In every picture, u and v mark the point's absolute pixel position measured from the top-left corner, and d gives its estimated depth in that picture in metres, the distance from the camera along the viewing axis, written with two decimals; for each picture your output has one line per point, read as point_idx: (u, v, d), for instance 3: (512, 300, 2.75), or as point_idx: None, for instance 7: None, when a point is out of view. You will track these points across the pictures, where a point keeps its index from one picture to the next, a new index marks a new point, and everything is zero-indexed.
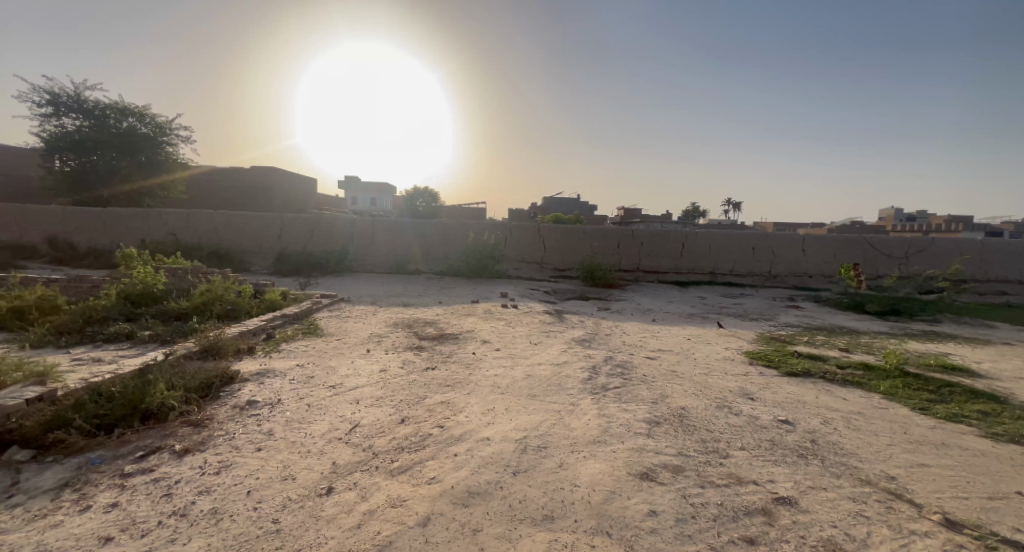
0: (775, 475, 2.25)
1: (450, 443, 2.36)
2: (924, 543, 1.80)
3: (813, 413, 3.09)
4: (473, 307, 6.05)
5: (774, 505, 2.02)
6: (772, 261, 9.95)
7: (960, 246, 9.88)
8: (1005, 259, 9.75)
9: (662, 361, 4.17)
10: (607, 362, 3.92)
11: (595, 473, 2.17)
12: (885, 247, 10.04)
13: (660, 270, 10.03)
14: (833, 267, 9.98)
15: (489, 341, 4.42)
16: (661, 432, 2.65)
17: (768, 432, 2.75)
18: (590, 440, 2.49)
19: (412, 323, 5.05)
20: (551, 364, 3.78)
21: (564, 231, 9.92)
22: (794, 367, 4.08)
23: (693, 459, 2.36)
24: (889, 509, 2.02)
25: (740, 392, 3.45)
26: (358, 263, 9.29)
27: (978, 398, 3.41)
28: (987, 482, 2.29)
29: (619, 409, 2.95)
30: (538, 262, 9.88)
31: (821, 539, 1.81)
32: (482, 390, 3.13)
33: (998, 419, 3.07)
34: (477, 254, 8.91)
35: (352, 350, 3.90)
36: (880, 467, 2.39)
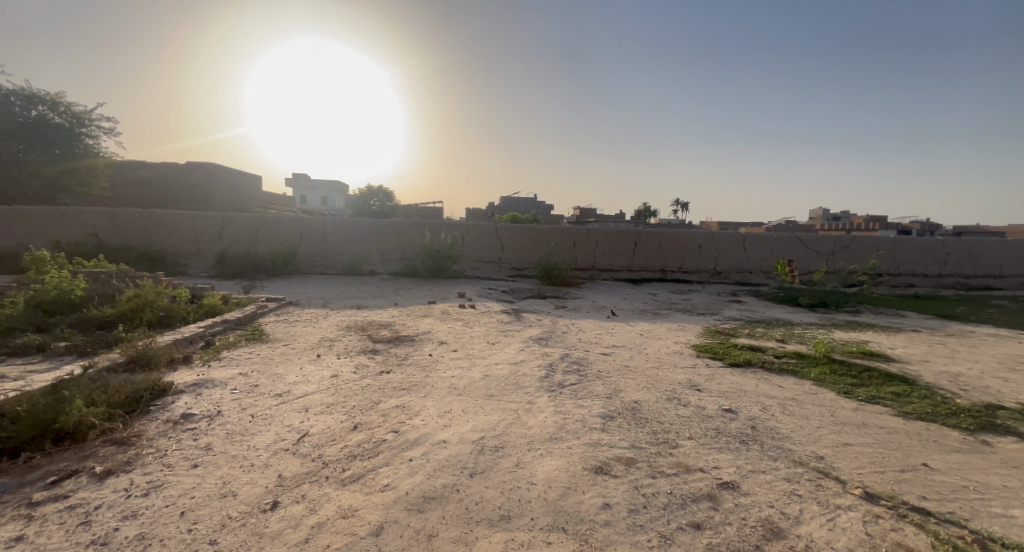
0: (719, 462, 2.37)
1: (405, 448, 2.31)
2: (848, 516, 1.96)
3: (754, 401, 3.29)
4: (430, 308, 5.95)
5: (719, 490, 2.13)
6: (716, 259, 10.52)
7: (876, 244, 10.89)
8: (913, 254, 10.84)
9: (615, 356, 4.30)
10: (563, 359, 3.99)
11: (552, 470, 2.19)
12: (814, 244, 10.88)
13: (614, 268, 10.32)
14: (770, 263, 10.68)
15: (446, 342, 4.37)
16: (615, 426, 2.72)
17: (713, 421, 2.90)
18: (546, 437, 2.52)
19: (366, 326, 4.90)
20: (509, 363, 3.80)
21: (521, 230, 9.99)
22: (736, 358, 4.33)
23: (644, 451, 2.44)
24: (819, 487, 2.18)
25: (689, 384, 3.61)
26: (308, 265, 8.89)
27: (893, 380, 3.76)
28: (900, 456, 2.53)
29: (575, 405, 3.00)
30: (496, 262, 9.87)
31: (759, 519, 1.93)
32: (439, 392, 3.09)
33: (910, 398, 3.40)
34: (434, 253, 8.77)
35: (301, 355, 3.73)
36: (811, 448, 2.58)
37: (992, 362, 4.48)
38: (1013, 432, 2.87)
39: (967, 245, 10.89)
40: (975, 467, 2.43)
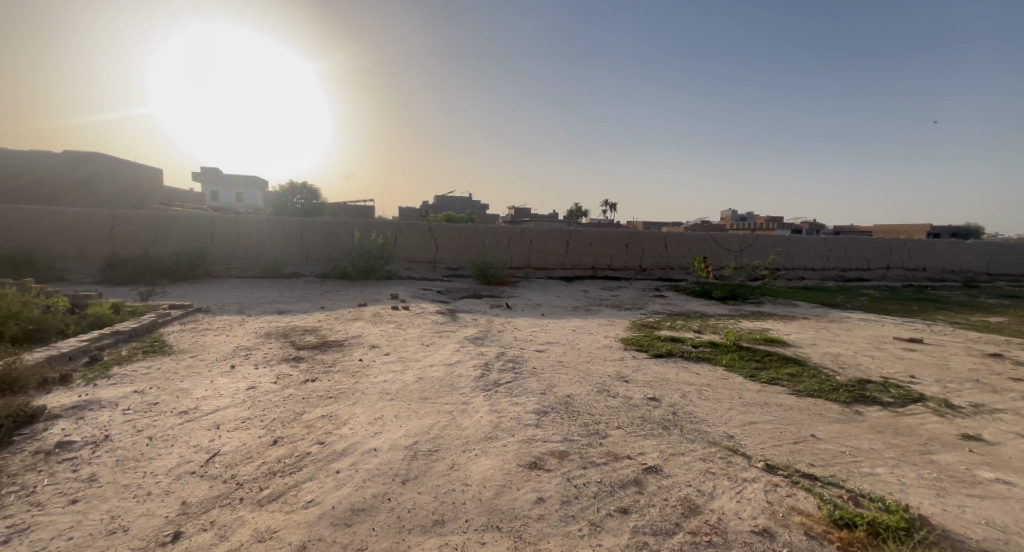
0: (645, 448, 2.51)
1: (332, 460, 2.19)
2: (753, 487, 2.17)
3: (675, 389, 3.52)
4: (361, 311, 5.69)
5: (644, 475, 2.25)
6: (641, 256, 11.16)
7: (775, 241, 12.17)
8: (803, 251, 12.26)
9: (549, 353, 4.39)
10: (499, 358, 4.00)
11: (486, 470, 2.19)
12: (724, 242, 11.92)
13: (547, 266, 10.55)
14: (688, 259, 11.54)
15: (378, 346, 4.21)
16: (549, 421, 2.78)
17: (639, 410, 3.06)
18: (481, 438, 2.51)
19: (289, 332, 4.57)
20: (443, 364, 3.74)
21: (456, 230, 9.89)
22: (659, 349, 4.63)
23: (576, 443, 2.52)
24: (730, 463, 2.39)
25: (617, 376, 3.79)
26: (220, 268, 8.11)
27: (788, 362, 4.23)
28: (795, 430, 2.84)
29: (509, 403, 3.02)
30: (430, 262, 9.66)
31: (680, 499, 2.07)
32: (369, 398, 2.96)
33: (802, 378, 3.84)
34: (364, 253, 8.39)
35: (211, 367, 3.40)
36: (723, 429, 2.82)
37: (865, 343, 5.19)
38: (878, 402, 3.35)
39: (845, 242, 12.55)
40: (852, 434, 2.80)
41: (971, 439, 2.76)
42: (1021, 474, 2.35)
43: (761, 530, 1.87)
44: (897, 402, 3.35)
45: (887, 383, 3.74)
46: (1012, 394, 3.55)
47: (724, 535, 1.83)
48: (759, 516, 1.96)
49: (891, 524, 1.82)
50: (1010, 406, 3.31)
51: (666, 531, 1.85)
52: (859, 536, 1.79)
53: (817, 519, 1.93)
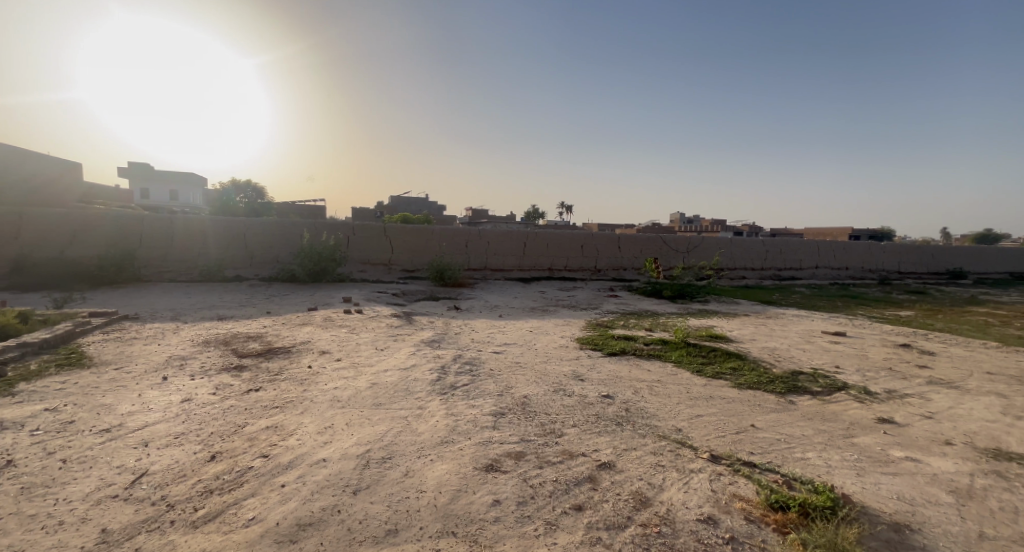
0: (599, 445, 2.57)
1: (276, 474, 2.07)
2: (699, 477, 2.27)
3: (627, 386, 3.62)
4: (310, 316, 5.44)
5: (598, 471, 2.30)
6: (596, 257, 11.44)
7: (719, 243, 12.86)
8: (744, 252, 13.04)
9: (506, 354, 4.40)
10: (455, 361, 3.96)
11: (442, 475, 2.15)
12: (673, 244, 12.45)
13: (505, 268, 10.57)
14: (640, 260, 11.95)
15: (328, 351, 4.04)
16: (506, 422, 2.78)
17: (594, 407, 3.12)
18: (437, 442, 2.46)
19: (230, 339, 4.30)
20: (398, 369, 3.64)
21: (412, 231, 9.70)
22: (613, 347, 4.75)
23: (533, 443, 2.54)
24: (678, 456, 2.48)
25: (573, 375, 3.85)
26: (152, 271, 7.49)
27: (731, 357, 4.48)
28: (738, 421, 3.00)
29: (466, 406, 2.99)
30: (385, 264, 9.41)
31: (632, 493, 2.13)
32: (319, 407, 2.83)
33: (743, 371, 4.07)
34: (314, 255, 8.04)
35: (140, 380, 3.13)
36: (672, 422, 2.93)
37: (797, 337, 5.59)
38: (808, 391, 3.61)
39: (780, 244, 13.48)
40: (787, 422, 3.00)
41: (886, 422, 3.04)
42: (927, 451, 2.61)
43: (706, 518, 1.95)
44: (825, 390, 3.63)
45: (817, 373, 4.04)
46: (920, 380, 3.94)
47: (673, 526, 1.90)
48: (704, 504, 2.05)
49: (821, 503, 1.96)
50: (918, 391, 3.67)
51: (618, 525, 1.89)
52: (793, 517, 1.92)
53: (756, 504, 2.04)
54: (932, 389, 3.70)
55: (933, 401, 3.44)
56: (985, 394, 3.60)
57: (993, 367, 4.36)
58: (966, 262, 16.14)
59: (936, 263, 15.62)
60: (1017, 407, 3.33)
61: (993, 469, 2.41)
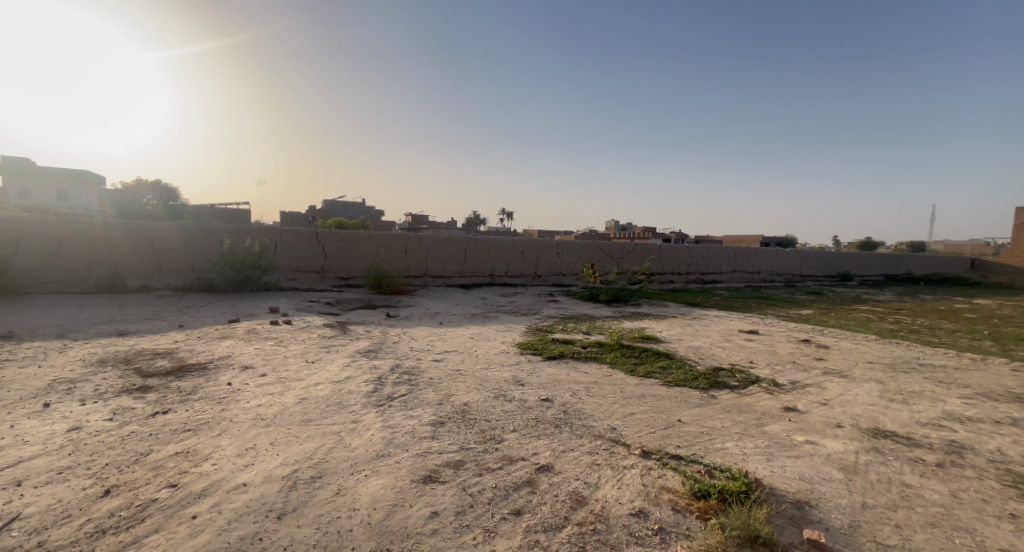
0: (538, 448, 2.61)
1: (187, 504, 1.89)
2: (631, 473, 2.38)
3: (566, 388, 3.72)
4: (231, 329, 5.02)
5: (536, 474, 2.33)
6: (536, 263, 11.66)
7: (651, 249, 13.62)
8: (672, 257, 13.93)
9: (445, 362, 4.34)
10: (393, 371, 3.84)
11: (377, 491, 2.07)
12: (608, 250, 13.01)
13: (445, 274, 10.45)
14: (577, 266, 12.35)
15: (252, 366, 3.75)
16: (445, 431, 2.74)
17: (533, 411, 3.17)
18: (372, 457, 2.38)
19: (131, 358, 3.84)
20: (331, 382, 3.46)
21: (347, 236, 9.30)
22: (552, 351, 4.86)
23: (473, 451, 2.53)
24: (612, 453, 2.59)
25: (513, 380, 3.88)
26: (33, 282, 6.52)
27: (660, 356, 4.75)
28: (666, 417, 3.19)
29: (404, 417, 2.91)
30: (317, 271, 8.92)
31: (569, 493, 2.18)
32: (239, 427, 2.62)
33: (671, 370, 4.33)
34: (236, 262, 7.44)
35: (15, 408, 2.71)
36: (607, 422, 3.06)
37: (717, 335, 6.06)
38: (728, 386, 3.92)
39: (702, 250, 14.54)
40: (709, 416, 3.22)
41: (791, 411, 3.37)
42: (823, 434, 2.93)
43: (637, 511, 2.05)
44: (741, 384, 3.96)
45: (734, 369, 4.40)
46: (817, 371, 4.43)
47: (606, 521, 1.97)
48: (635, 499, 2.15)
49: (736, 489, 2.13)
50: (817, 380, 4.12)
51: (556, 526, 1.93)
52: (713, 504, 2.07)
53: (681, 495, 2.18)
54: (827, 379, 4.17)
55: (829, 389, 3.88)
56: (867, 380, 4.13)
57: (874, 357, 5.01)
58: (852, 266, 18.45)
59: (830, 267, 17.69)
60: (891, 391, 3.84)
61: (875, 446, 2.76)
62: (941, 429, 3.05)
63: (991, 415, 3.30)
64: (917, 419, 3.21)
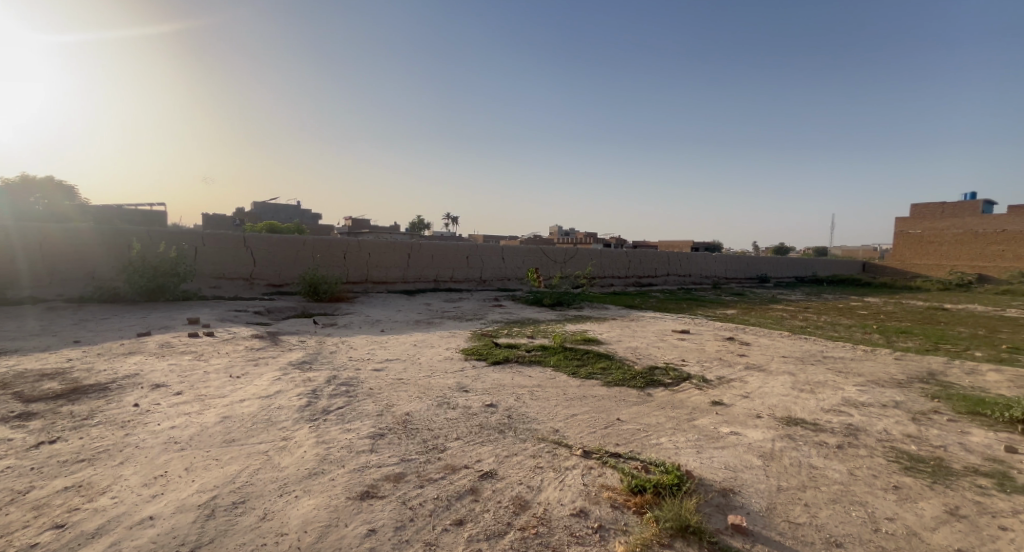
0: (482, 455, 2.59)
1: (78, 547, 1.66)
2: (572, 473, 2.43)
3: (510, 393, 3.72)
4: (140, 343, 4.53)
5: (479, 482, 2.30)
6: (480, 268, 11.66)
7: (592, 254, 14.07)
8: (612, 261, 14.49)
9: (386, 371, 4.20)
10: (329, 383, 3.65)
11: (308, 512, 1.95)
12: (551, 255, 13.28)
13: (387, 280, 10.12)
14: (522, 271, 12.49)
15: (165, 384, 3.40)
16: (384, 443, 2.64)
17: (477, 417, 3.15)
18: (303, 475, 2.23)
19: (12, 381, 3.35)
20: (258, 397, 3.22)
21: (278, 241, 8.74)
22: (497, 356, 4.86)
23: (414, 462, 2.45)
24: (554, 455, 2.63)
25: (457, 387, 3.82)
26: None
27: (601, 358, 4.90)
28: (606, 416, 3.29)
29: (340, 431, 2.77)
30: (244, 278, 8.30)
31: (512, 498, 2.18)
32: (148, 452, 2.37)
33: (611, 370, 4.48)
34: (147, 269, 6.72)
35: None
36: (550, 424, 3.10)
37: (653, 336, 6.37)
38: (663, 384, 4.11)
39: (639, 254, 15.28)
40: (646, 413, 3.37)
41: (718, 404, 3.60)
42: (745, 425, 3.16)
43: (578, 511, 2.09)
44: (674, 382, 4.18)
45: (669, 367, 4.64)
46: (740, 366, 4.78)
47: (548, 524, 1.99)
48: (576, 499, 2.19)
49: (669, 482, 2.24)
50: (740, 375, 4.43)
51: (499, 533, 1.92)
52: (649, 498, 2.15)
53: (620, 492, 2.25)
54: (749, 373, 4.51)
55: (750, 383, 4.19)
56: (781, 373, 4.52)
57: (787, 351, 5.50)
58: (769, 269, 20.26)
59: (750, 270, 19.29)
60: (801, 382, 4.24)
61: (788, 433, 3.02)
62: (842, 414, 3.40)
63: (880, 399, 3.74)
64: (822, 406, 3.55)
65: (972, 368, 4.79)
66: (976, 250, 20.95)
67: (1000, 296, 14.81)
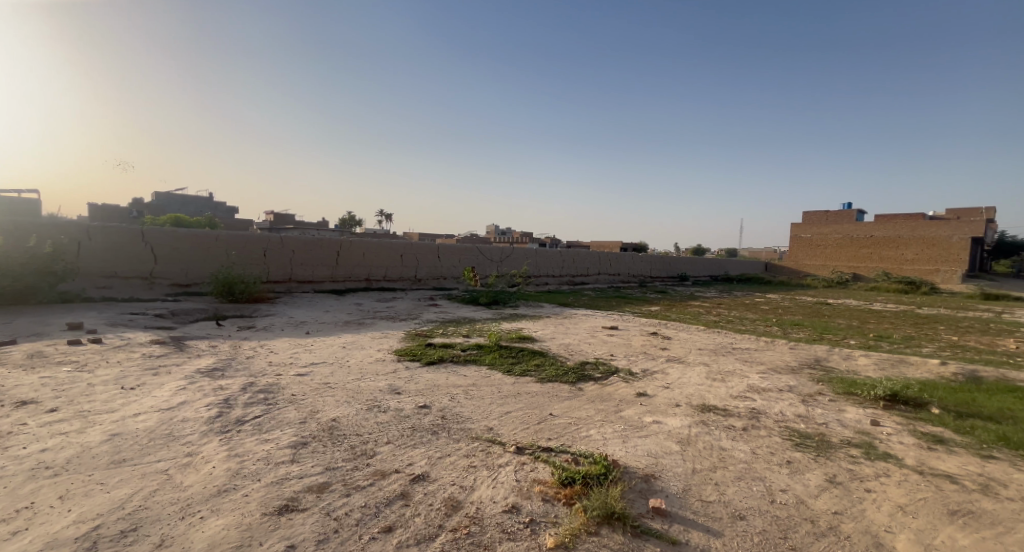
0: (414, 458, 2.52)
1: None
2: (505, 470, 2.44)
3: (444, 393, 3.67)
4: (6, 354, 3.89)
5: (411, 486, 2.24)
6: (415, 267, 11.40)
7: (528, 254, 14.30)
8: (547, 261, 14.83)
9: (311, 375, 3.96)
10: (244, 391, 3.36)
11: (216, 533, 1.78)
12: (488, 254, 13.32)
13: (313, 279, 9.55)
14: (458, 270, 12.38)
15: (36, 401, 2.94)
16: (307, 452, 2.49)
17: (410, 420, 3.07)
18: (212, 493, 2.04)
19: None
20: (157, 410, 2.89)
21: (184, 236, 7.92)
22: (431, 356, 4.77)
23: (340, 470, 2.33)
24: (488, 454, 2.63)
25: (388, 389, 3.70)
26: None
27: (536, 355, 4.99)
28: (539, 412, 3.35)
29: (256, 442, 2.57)
30: (143, 277, 7.40)
31: (444, 500, 2.14)
32: (13, 481, 2.04)
33: (545, 367, 4.57)
34: (15, 267, 5.75)
35: None
36: (484, 423, 3.09)
37: (584, 332, 6.61)
38: (594, 378, 4.27)
39: (573, 255, 15.78)
40: (577, 407, 3.48)
41: (642, 395, 3.81)
42: (666, 414, 3.38)
43: (510, 507, 2.11)
44: (603, 375, 4.37)
45: (598, 362, 4.83)
46: (663, 359, 5.10)
47: (480, 523, 1.98)
48: (509, 495, 2.20)
49: (597, 472, 2.33)
50: (663, 367, 4.72)
51: (430, 536, 1.88)
52: (578, 489, 2.22)
53: (551, 485, 2.30)
54: (670, 365, 4.82)
55: (671, 374, 4.49)
56: (698, 364, 4.89)
57: (703, 344, 5.96)
58: (688, 269, 21.82)
59: (672, 269, 20.70)
60: (714, 371, 4.62)
61: (703, 420, 3.26)
62: (748, 399, 3.75)
63: (779, 384, 4.17)
64: (732, 393, 3.89)
65: (849, 354, 5.52)
66: (852, 252, 24.13)
67: (872, 296, 15.46)
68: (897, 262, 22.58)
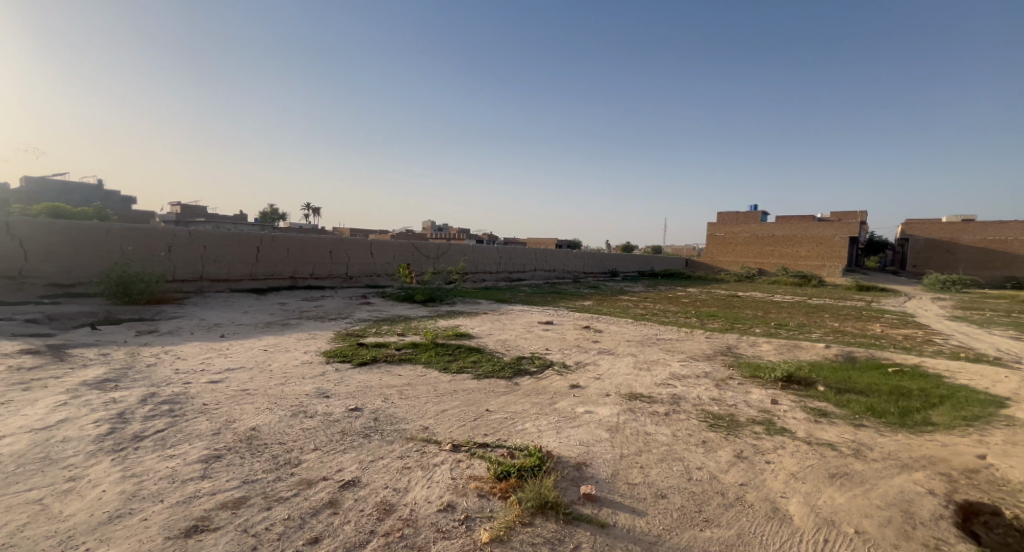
0: (343, 463, 2.41)
1: None
2: (440, 469, 2.40)
3: (377, 394, 3.54)
4: None
5: (339, 493, 2.14)
6: (345, 264, 10.88)
7: (464, 250, 14.19)
8: (483, 258, 14.81)
9: (227, 382, 3.64)
10: (144, 403, 3.01)
11: None
12: (424, 250, 13.05)
13: (229, 277, 8.76)
14: (391, 267, 12.00)
15: None
16: (221, 466, 2.28)
17: (339, 424, 2.92)
18: (103, 521, 1.81)
19: None
20: (30, 431, 2.50)
21: (64, 230, 6.91)
22: (363, 357, 4.57)
23: (260, 482, 2.16)
24: (423, 454, 2.57)
25: (316, 393, 3.50)
26: None
27: (472, 351, 4.98)
28: (476, 408, 3.34)
29: (158, 458, 2.31)
30: (9, 275, 6.29)
31: (375, 505, 2.06)
32: None
33: (481, 363, 4.57)
34: None
35: None
36: (419, 423, 3.02)
37: (520, 328, 6.71)
38: (529, 373, 4.34)
39: (509, 252, 15.91)
40: (513, 402, 3.52)
41: (575, 387, 3.94)
42: (597, 404, 3.51)
43: (445, 506, 2.08)
44: (538, 369, 4.45)
45: (534, 356, 4.92)
46: (594, 351, 5.31)
47: (414, 524, 1.94)
48: (443, 494, 2.17)
49: (531, 464, 2.37)
50: (594, 359, 4.91)
51: (359, 543, 1.81)
52: (513, 482, 2.24)
53: (487, 480, 2.30)
54: (601, 357, 5.02)
55: (602, 366, 4.68)
56: (626, 355, 5.15)
57: (631, 336, 6.29)
58: (618, 265, 22.92)
59: (603, 265, 21.61)
60: (641, 361, 4.88)
61: (630, 407, 3.43)
62: (670, 386, 4.00)
63: (697, 371, 4.50)
64: (656, 381, 4.14)
65: (756, 341, 6.10)
66: (758, 250, 26.71)
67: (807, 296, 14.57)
68: (794, 258, 25.27)
